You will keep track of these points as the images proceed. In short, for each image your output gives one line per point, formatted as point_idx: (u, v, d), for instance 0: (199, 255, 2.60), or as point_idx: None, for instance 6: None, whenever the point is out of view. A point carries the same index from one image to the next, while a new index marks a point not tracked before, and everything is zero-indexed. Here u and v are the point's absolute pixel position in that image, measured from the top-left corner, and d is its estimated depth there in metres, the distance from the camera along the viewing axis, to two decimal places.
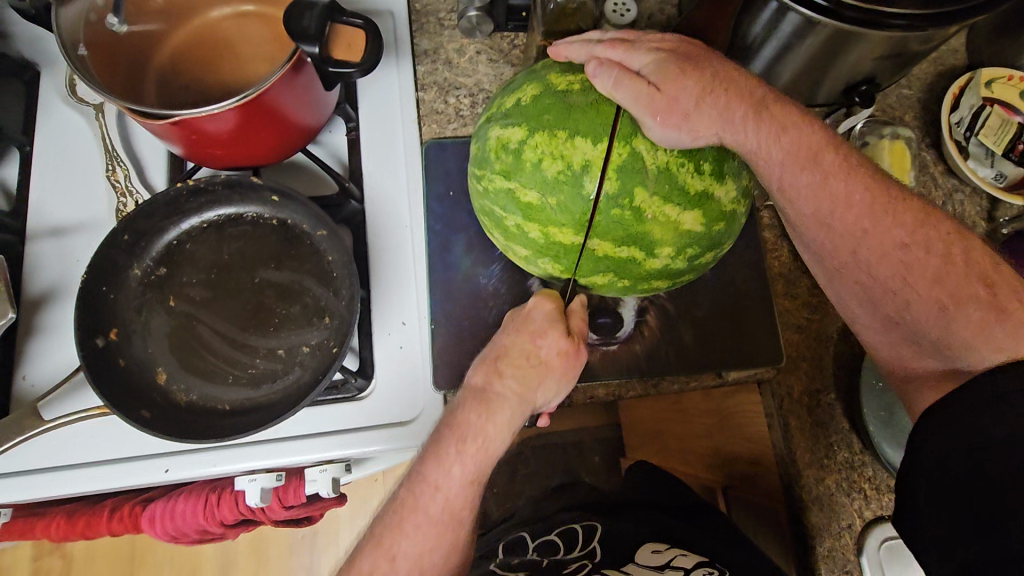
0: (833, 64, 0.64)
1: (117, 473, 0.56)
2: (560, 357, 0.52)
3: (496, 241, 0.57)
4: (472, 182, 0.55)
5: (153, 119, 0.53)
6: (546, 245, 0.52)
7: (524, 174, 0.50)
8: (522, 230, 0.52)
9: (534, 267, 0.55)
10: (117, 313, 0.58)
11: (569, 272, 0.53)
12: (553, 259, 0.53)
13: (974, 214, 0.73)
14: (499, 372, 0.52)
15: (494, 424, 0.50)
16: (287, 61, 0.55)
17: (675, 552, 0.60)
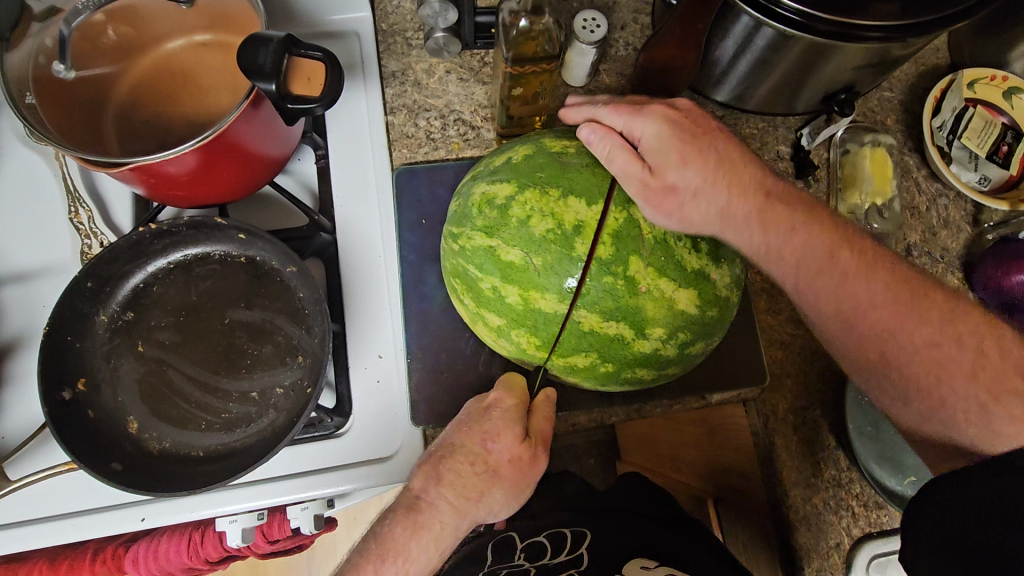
0: (810, 75, 0.62)
1: (92, 525, 0.56)
2: (511, 465, 0.51)
3: (466, 309, 0.53)
4: (447, 245, 0.53)
5: (110, 168, 0.51)
6: (522, 314, 0.49)
7: (508, 231, 0.49)
8: (499, 294, 0.49)
9: (504, 343, 0.52)
10: (85, 361, 0.57)
11: (544, 348, 0.50)
12: (529, 332, 0.49)
13: (958, 219, 0.71)
14: (438, 479, 0.50)
15: (419, 541, 0.50)
16: (245, 98, 0.53)
17: (664, 571, 0.55)
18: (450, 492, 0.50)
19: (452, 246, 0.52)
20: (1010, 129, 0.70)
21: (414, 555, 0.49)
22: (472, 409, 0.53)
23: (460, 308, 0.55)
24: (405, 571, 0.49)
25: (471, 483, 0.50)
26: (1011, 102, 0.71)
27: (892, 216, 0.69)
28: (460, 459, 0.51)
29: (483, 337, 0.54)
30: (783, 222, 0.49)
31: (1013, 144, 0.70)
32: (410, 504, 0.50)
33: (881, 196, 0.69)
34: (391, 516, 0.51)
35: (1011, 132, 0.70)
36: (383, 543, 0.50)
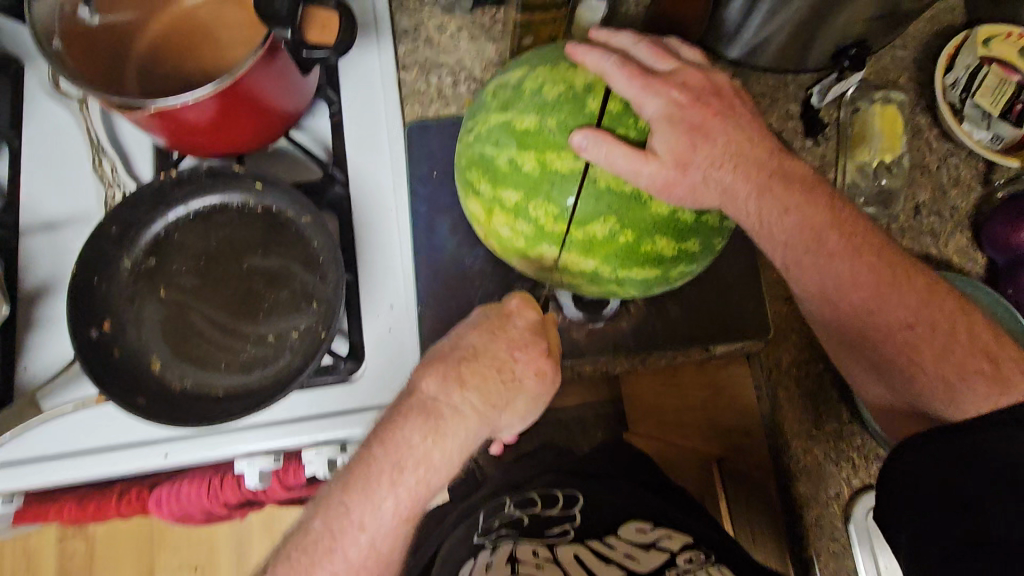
0: (821, 27, 0.62)
1: (118, 458, 0.58)
2: (535, 378, 0.50)
3: (480, 197, 0.52)
4: (466, 139, 0.53)
5: (132, 111, 0.53)
6: (540, 179, 0.48)
7: (522, 103, 0.49)
8: (516, 164, 0.48)
9: (521, 225, 0.50)
10: (110, 303, 0.59)
11: (563, 218, 0.48)
12: (545, 200, 0.48)
13: (969, 179, 0.71)
14: (461, 383, 0.48)
15: (442, 451, 0.47)
16: (261, 46, 0.54)
17: (661, 532, 0.57)
18: (475, 396, 0.48)
19: (469, 137, 0.52)
20: None
21: (436, 463, 0.47)
22: (492, 314, 0.51)
23: (474, 206, 0.53)
24: (424, 483, 0.48)
25: (495, 389, 0.49)
26: None
27: (901, 173, 0.69)
28: (484, 365, 0.49)
29: (500, 233, 0.52)
30: (750, 165, 0.50)
31: None
32: (425, 408, 0.48)
33: (889, 153, 0.68)
34: (403, 414, 0.48)
35: None
36: (395, 450, 0.47)
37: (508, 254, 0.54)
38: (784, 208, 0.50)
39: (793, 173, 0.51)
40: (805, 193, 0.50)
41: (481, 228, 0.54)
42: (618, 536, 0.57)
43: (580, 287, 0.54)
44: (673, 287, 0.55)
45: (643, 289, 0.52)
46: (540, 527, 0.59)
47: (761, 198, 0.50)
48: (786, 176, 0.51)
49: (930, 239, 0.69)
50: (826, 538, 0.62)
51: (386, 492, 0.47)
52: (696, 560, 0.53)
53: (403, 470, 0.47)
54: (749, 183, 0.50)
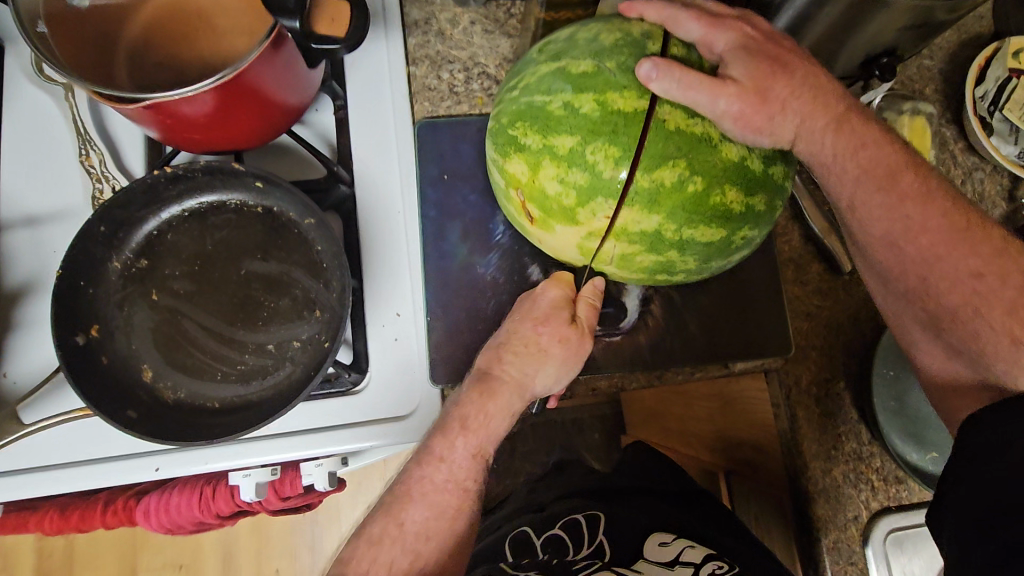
0: (854, 33, 0.59)
1: (106, 473, 0.55)
2: (560, 345, 0.52)
3: (526, 151, 0.47)
4: (510, 94, 0.50)
5: (124, 104, 0.49)
6: (600, 119, 0.44)
7: (576, 51, 0.47)
8: (572, 108, 0.45)
9: (574, 175, 0.45)
10: (98, 309, 0.56)
11: (625, 161, 0.44)
12: (607, 142, 0.44)
13: (993, 194, 0.69)
14: (501, 358, 0.52)
15: (493, 405, 0.51)
16: (266, 37, 0.50)
17: (683, 544, 0.58)
18: (513, 366, 0.52)
19: (513, 92, 0.49)
20: None
21: (491, 414, 0.51)
22: (524, 301, 0.55)
23: (515, 165, 0.48)
24: (486, 429, 0.51)
25: (527, 358, 0.52)
26: None
27: None
28: (516, 343, 0.52)
29: (545, 191, 0.47)
30: (828, 95, 0.46)
31: None
32: (480, 375, 0.52)
33: None
34: (464, 389, 0.52)
35: None
36: (461, 415, 0.51)
37: (550, 222, 0.48)
38: (858, 146, 0.47)
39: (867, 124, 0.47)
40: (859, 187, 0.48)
41: (521, 192, 0.49)
42: (646, 560, 0.56)
43: (632, 262, 0.48)
44: (727, 261, 0.50)
45: (703, 257, 0.48)
46: (568, 563, 0.59)
47: (836, 137, 0.46)
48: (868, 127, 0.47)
49: None
50: (843, 561, 0.60)
51: (459, 434, 0.51)
52: (721, 568, 0.53)
53: (466, 426, 0.51)
54: (828, 114, 0.46)
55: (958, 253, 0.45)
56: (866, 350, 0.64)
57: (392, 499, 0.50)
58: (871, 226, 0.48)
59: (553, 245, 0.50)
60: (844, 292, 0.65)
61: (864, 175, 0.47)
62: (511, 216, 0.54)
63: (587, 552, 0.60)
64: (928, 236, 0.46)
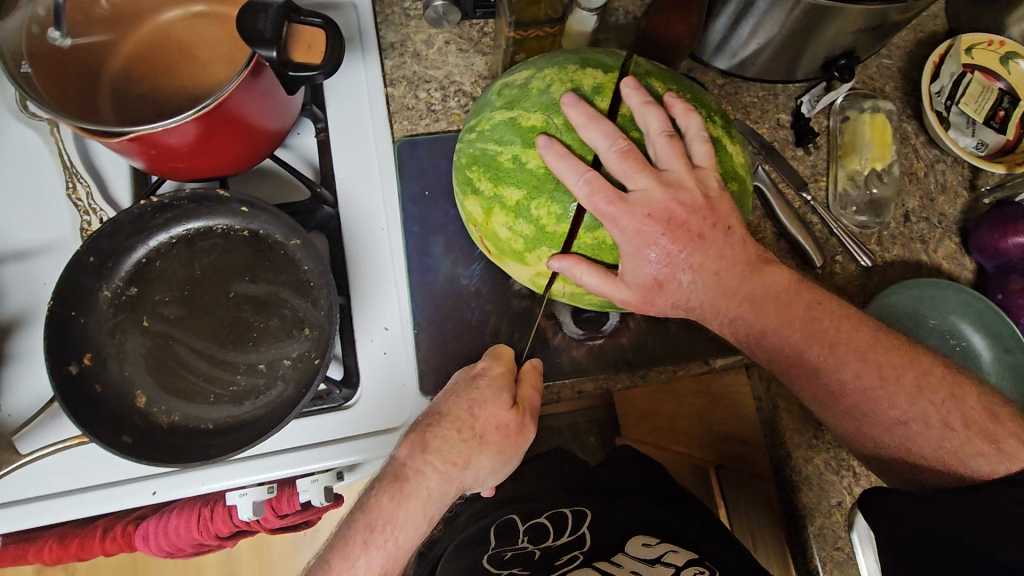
0: (812, 37, 0.62)
1: (102, 498, 0.56)
2: (496, 431, 0.53)
3: (478, 195, 0.50)
4: (468, 136, 0.52)
5: (107, 138, 0.50)
6: (545, 177, 0.47)
7: (529, 101, 0.49)
8: (520, 161, 0.48)
9: (521, 226, 0.48)
10: (90, 337, 0.57)
11: (565, 220, 0.47)
12: (549, 198, 0.47)
13: (956, 184, 0.72)
14: (426, 448, 0.52)
15: (405, 511, 0.50)
16: (245, 67, 0.52)
17: (665, 548, 0.56)
18: (438, 459, 0.51)
19: (470, 135, 0.51)
20: (1008, 94, 0.71)
21: (399, 523, 0.50)
22: (462, 377, 0.55)
23: (471, 206, 0.51)
24: (393, 541, 0.50)
25: (458, 448, 0.52)
26: (1009, 67, 0.71)
27: (891, 182, 0.70)
28: (447, 427, 0.53)
29: (497, 235, 0.50)
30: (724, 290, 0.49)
31: (1010, 108, 0.71)
32: (396, 473, 0.51)
33: (880, 162, 0.69)
34: (379, 485, 0.52)
35: (1008, 98, 0.71)
36: (371, 514, 0.50)
37: (504, 260, 0.52)
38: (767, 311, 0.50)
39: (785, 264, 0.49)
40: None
41: (478, 231, 0.52)
42: (625, 555, 0.56)
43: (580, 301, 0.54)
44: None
45: None
46: (550, 558, 0.58)
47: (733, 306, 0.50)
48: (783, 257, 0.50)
49: (920, 246, 0.70)
50: (829, 547, 0.61)
51: (360, 551, 0.49)
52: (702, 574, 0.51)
53: (374, 530, 0.50)
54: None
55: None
56: None
57: None
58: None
59: (511, 276, 0.55)
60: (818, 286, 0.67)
61: None
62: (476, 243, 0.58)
63: (567, 541, 0.61)
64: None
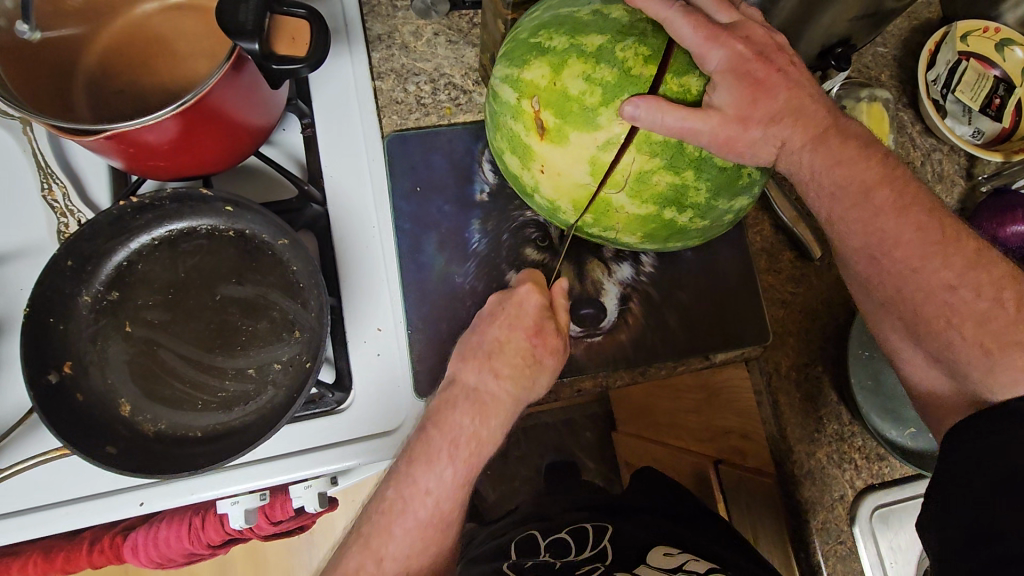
0: (809, 25, 0.60)
1: (88, 512, 0.54)
2: (552, 357, 0.54)
3: (550, 52, 0.45)
4: (531, 17, 0.49)
5: (84, 136, 0.48)
6: (630, 24, 0.44)
7: None
8: (601, 14, 0.45)
9: (601, 72, 0.43)
10: (69, 346, 0.54)
11: (654, 61, 0.43)
12: (638, 40, 0.43)
13: (952, 173, 0.72)
14: (494, 370, 0.52)
15: (488, 428, 0.52)
16: (226, 61, 0.49)
17: (687, 556, 0.56)
18: (507, 381, 0.52)
19: (534, 15, 0.49)
20: (1003, 81, 0.70)
21: (485, 438, 0.52)
22: (506, 303, 0.55)
23: (535, 69, 0.45)
24: (477, 454, 0.51)
25: (523, 372, 0.53)
26: (1004, 54, 0.70)
27: None
28: (510, 355, 0.53)
29: (567, 91, 0.44)
30: (811, 117, 0.46)
31: (1006, 96, 0.70)
32: (471, 397, 0.52)
33: None
34: (451, 405, 0.52)
35: (1003, 85, 0.70)
36: (450, 432, 0.51)
37: (565, 130, 0.45)
38: (837, 158, 0.47)
39: (849, 128, 0.48)
40: (861, 143, 0.48)
41: (536, 100, 0.45)
42: (648, 566, 0.56)
43: (645, 185, 0.45)
44: (731, 206, 0.49)
45: (712, 189, 0.46)
46: (571, 566, 0.58)
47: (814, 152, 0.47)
48: (842, 128, 0.48)
49: None
50: (833, 541, 0.61)
51: (447, 463, 0.50)
52: None
53: (459, 446, 0.51)
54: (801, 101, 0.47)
55: (932, 246, 0.46)
56: (841, 333, 0.65)
57: (371, 529, 0.50)
58: (854, 225, 0.49)
59: (560, 165, 0.46)
60: (817, 278, 0.67)
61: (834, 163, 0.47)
62: (507, 148, 0.50)
63: (589, 555, 0.61)
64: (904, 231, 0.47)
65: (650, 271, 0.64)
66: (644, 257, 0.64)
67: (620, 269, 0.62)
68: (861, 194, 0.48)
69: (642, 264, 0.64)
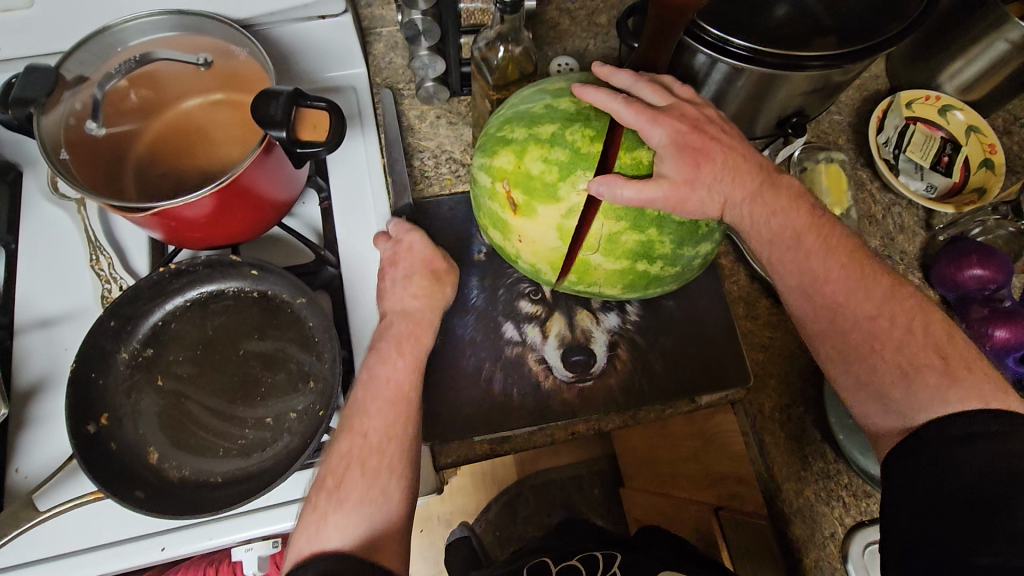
0: (764, 102, 0.69)
1: (114, 556, 0.57)
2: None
3: (512, 142, 0.53)
4: (496, 116, 0.58)
5: (134, 212, 0.56)
6: (577, 113, 0.52)
7: (551, 81, 0.57)
8: (553, 107, 0.53)
9: (556, 154, 0.51)
10: (108, 399, 0.60)
11: (599, 139, 0.51)
12: (583, 125, 0.51)
13: (912, 225, 0.78)
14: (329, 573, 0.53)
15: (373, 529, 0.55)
16: (257, 146, 0.58)
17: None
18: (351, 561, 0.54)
19: (501, 113, 0.57)
20: (949, 141, 0.78)
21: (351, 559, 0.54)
22: None
23: (501, 158, 0.53)
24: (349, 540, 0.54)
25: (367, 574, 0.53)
26: (947, 118, 0.78)
27: (851, 225, 0.75)
28: None
29: (529, 172, 0.52)
30: (747, 175, 0.53)
31: (953, 154, 0.77)
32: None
33: (838, 207, 0.75)
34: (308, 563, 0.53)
35: (950, 144, 0.78)
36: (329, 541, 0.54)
37: (533, 205, 0.52)
38: (772, 212, 0.54)
39: (782, 186, 0.55)
40: (791, 197, 0.55)
41: (505, 183, 0.53)
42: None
43: (616, 237, 0.51)
44: (697, 252, 0.55)
45: (675, 240, 0.53)
46: None
47: (753, 206, 0.54)
48: (776, 185, 0.55)
49: None
50: None
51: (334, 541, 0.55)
52: None
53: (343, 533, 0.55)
54: (746, 190, 0.53)
55: (860, 300, 0.52)
56: (819, 373, 0.69)
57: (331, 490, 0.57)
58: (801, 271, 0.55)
59: (534, 235, 0.53)
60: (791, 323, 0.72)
61: (784, 220, 0.54)
62: (489, 224, 0.57)
63: None
64: (834, 295, 0.53)
65: (636, 319, 0.69)
66: (629, 306, 0.70)
67: (607, 317, 0.68)
68: (793, 240, 0.54)
69: (627, 312, 0.69)
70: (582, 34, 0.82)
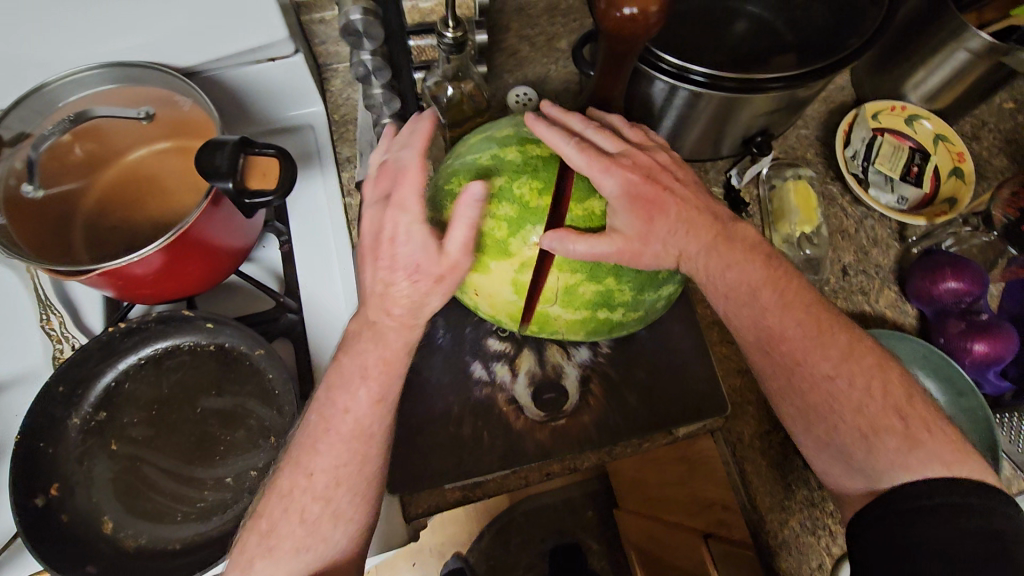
0: (726, 123, 0.68)
1: None
2: None
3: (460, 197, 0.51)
4: (444, 163, 0.56)
5: (78, 274, 0.54)
6: (523, 164, 0.51)
7: (497, 126, 0.56)
8: (499, 157, 0.52)
9: (505, 209, 0.49)
10: (58, 468, 0.58)
11: (547, 192, 0.50)
12: (530, 177, 0.50)
13: (886, 237, 0.77)
14: None
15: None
16: (204, 198, 0.57)
17: None
18: None
19: (449, 161, 0.55)
20: (918, 151, 0.77)
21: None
22: None
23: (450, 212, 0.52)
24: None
25: None
26: (914, 127, 0.78)
27: (823, 241, 0.74)
28: None
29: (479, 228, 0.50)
30: (704, 224, 0.52)
31: (923, 164, 0.76)
32: None
33: (808, 225, 0.74)
34: None
35: (919, 154, 0.77)
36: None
37: (485, 261, 0.50)
38: (728, 263, 0.53)
39: (739, 235, 0.54)
40: (746, 249, 0.53)
41: None
42: None
43: (574, 288, 0.51)
44: (659, 295, 0.55)
45: (634, 286, 0.52)
46: None
47: (711, 256, 0.52)
48: (733, 236, 0.53)
49: (861, 297, 0.74)
50: None
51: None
52: None
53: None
54: (702, 240, 0.52)
55: (821, 342, 0.50)
56: None
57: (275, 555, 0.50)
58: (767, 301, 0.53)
59: (489, 290, 0.52)
60: None
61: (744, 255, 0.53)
62: None
63: None
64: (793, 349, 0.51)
65: (607, 351, 0.67)
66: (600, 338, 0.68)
67: (578, 351, 0.66)
68: (750, 294, 0.52)
69: (598, 344, 0.68)
70: (543, 60, 0.81)
